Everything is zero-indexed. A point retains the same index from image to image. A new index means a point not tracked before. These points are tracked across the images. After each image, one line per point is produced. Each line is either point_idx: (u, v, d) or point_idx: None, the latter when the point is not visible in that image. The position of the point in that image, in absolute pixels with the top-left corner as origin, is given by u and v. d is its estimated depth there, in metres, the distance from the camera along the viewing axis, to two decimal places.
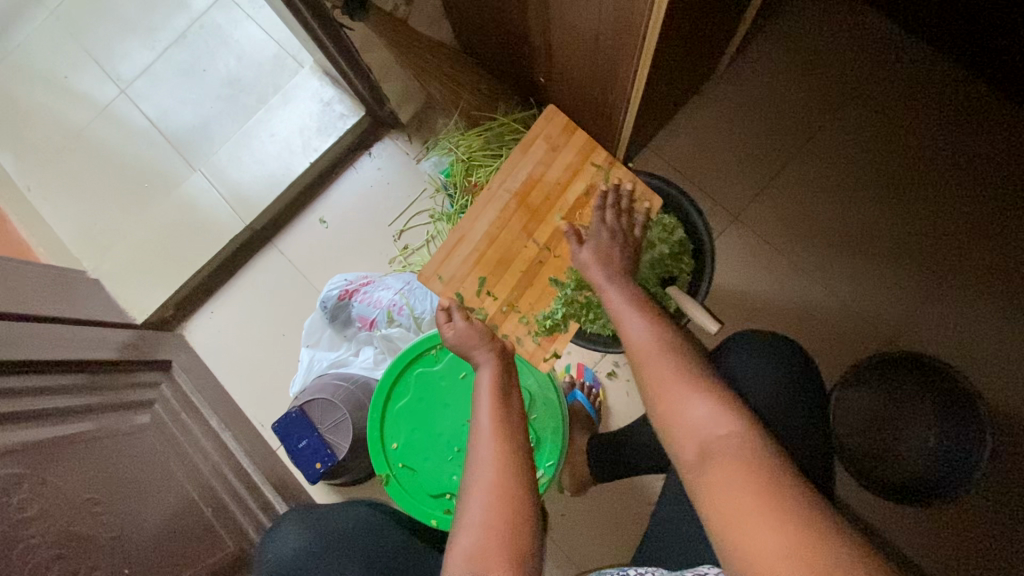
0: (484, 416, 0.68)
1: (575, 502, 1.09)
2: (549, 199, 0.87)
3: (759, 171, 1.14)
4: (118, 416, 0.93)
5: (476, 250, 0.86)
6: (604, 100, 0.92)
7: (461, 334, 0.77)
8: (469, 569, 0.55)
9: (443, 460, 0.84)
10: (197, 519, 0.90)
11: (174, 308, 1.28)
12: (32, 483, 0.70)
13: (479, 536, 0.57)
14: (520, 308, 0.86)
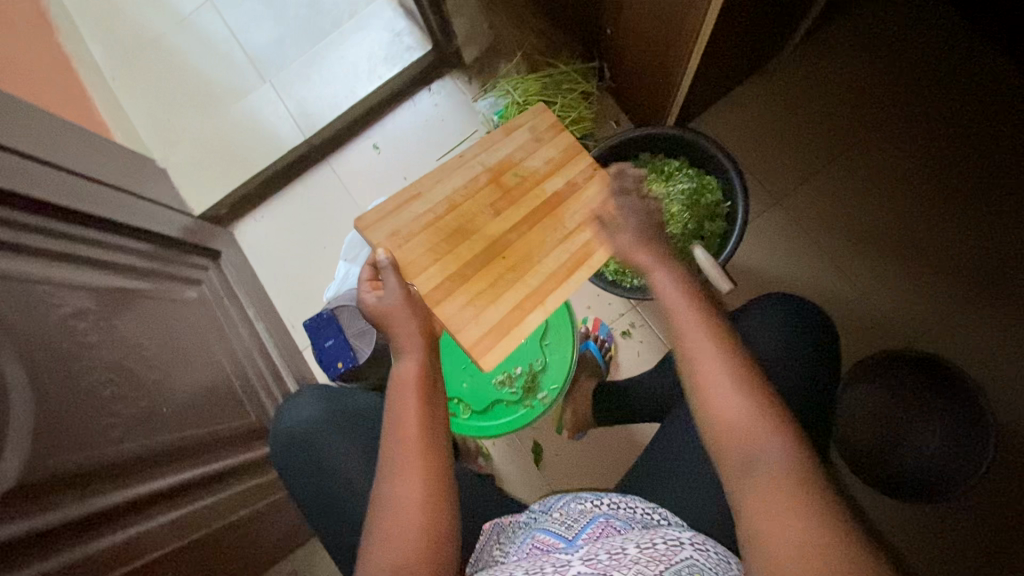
0: (410, 421, 0.67)
1: (569, 443, 1.15)
2: (523, 183, 0.85)
3: (810, 158, 1.14)
4: (172, 287, 1.02)
5: (431, 213, 0.82)
6: (664, 60, 0.93)
7: (392, 305, 0.74)
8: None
9: (458, 368, 0.88)
10: (226, 387, 0.99)
11: (228, 207, 1.37)
12: (95, 318, 0.79)
13: (395, 548, 0.60)
14: (462, 294, 0.79)
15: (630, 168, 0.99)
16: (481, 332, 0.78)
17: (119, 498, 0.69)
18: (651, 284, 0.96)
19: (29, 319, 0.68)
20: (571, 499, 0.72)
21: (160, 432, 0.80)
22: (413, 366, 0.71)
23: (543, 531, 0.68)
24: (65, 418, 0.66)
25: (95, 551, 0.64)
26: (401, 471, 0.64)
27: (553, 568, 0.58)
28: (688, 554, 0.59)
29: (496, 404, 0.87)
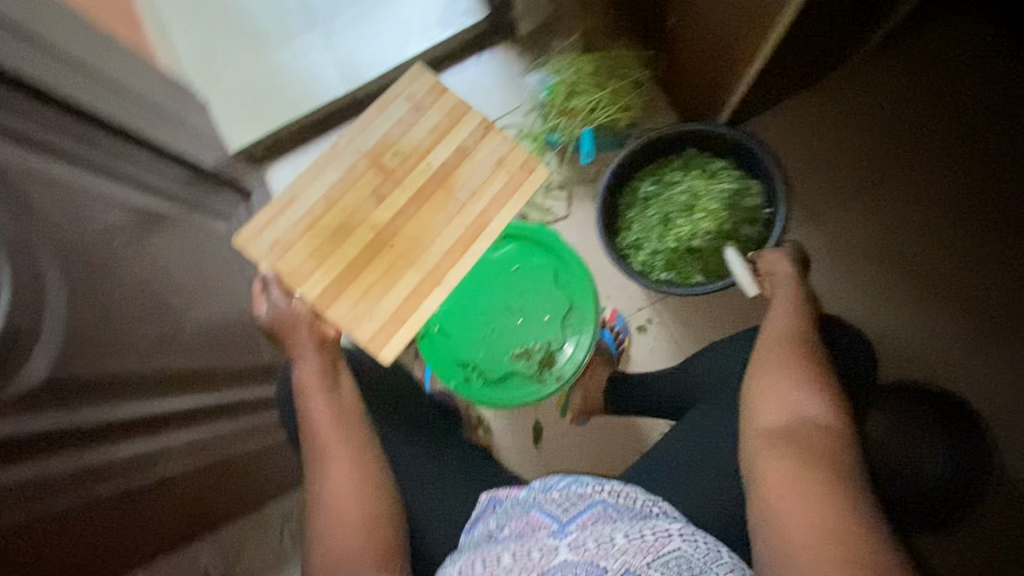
0: (319, 415, 0.71)
1: (570, 428, 1.16)
2: (405, 161, 0.84)
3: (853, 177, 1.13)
4: (202, 217, 1.03)
5: (309, 216, 0.82)
6: (725, 56, 0.91)
7: (293, 311, 0.76)
8: (337, 558, 0.65)
9: (476, 336, 0.88)
10: (246, 323, 1.01)
11: (264, 149, 1.37)
12: (131, 237, 0.80)
13: (331, 529, 0.66)
14: (354, 288, 0.80)
15: (670, 162, 0.99)
16: (373, 325, 0.79)
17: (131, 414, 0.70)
18: (680, 280, 0.95)
19: (63, 228, 0.68)
20: (572, 482, 0.71)
21: (183, 357, 0.81)
22: (311, 365, 0.74)
23: (538, 510, 0.68)
24: (94, 326, 0.67)
25: (98, 465, 0.66)
26: (323, 466, 0.69)
27: (539, 553, 0.61)
28: (676, 545, 0.60)
29: (512, 375, 0.87)
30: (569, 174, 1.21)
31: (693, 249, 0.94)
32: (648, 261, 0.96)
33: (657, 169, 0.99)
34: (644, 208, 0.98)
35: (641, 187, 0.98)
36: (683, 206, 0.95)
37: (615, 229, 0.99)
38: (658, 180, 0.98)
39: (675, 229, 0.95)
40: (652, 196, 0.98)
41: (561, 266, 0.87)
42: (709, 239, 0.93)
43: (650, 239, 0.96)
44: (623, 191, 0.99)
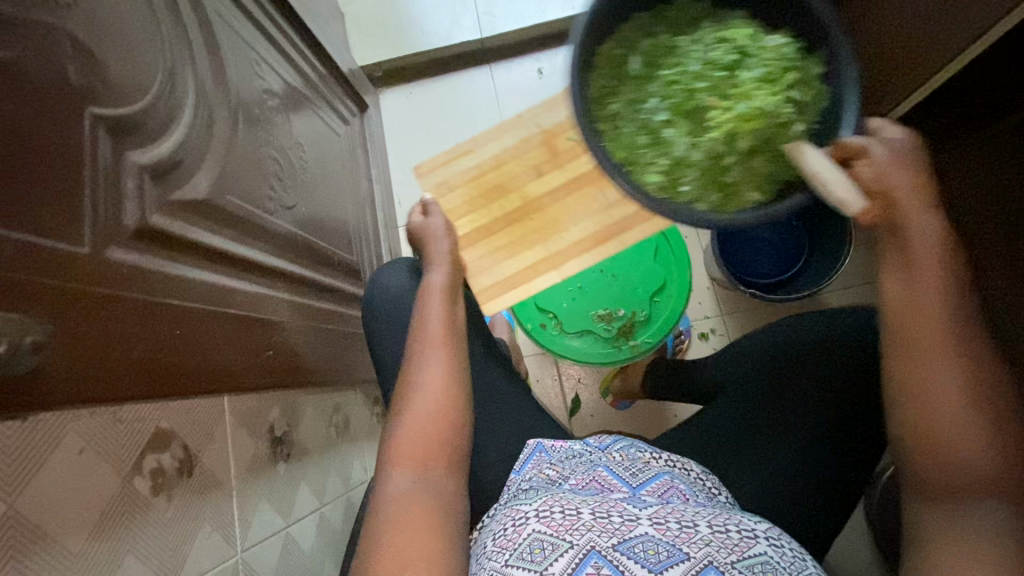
0: (436, 319, 0.69)
1: (610, 409, 1.17)
2: (577, 147, 0.81)
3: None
4: (328, 112, 1.05)
5: (477, 168, 0.83)
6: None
7: (433, 228, 0.77)
8: (406, 463, 0.60)
9: (563, 288, 0.89)
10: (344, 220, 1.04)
11: (385, 72, 1.41)
12: (277, 101, 0.83)
13: (414, 427, 0.62)
14: (491, 244, 0.83)
15: (673, 11, 0.58)
16: (490, 281, 0.83)
17: (237, 249, 0.65)
18: (724, 208, 0.55)
19: (233, 73, 0.71)
20: (630, 446, 0.71)
21: (299, 227, 0.82)
22: (441, 278, 0.73)
23: (606, 470, 0.66)
24: (240, 166, 0.70)
25: (231, 289, 0.62)
26: (423, 356, 0.66)
27: (620, 519, 0.54)
28: (763, 549, 0.52)
29: (589, 333, 0.89)
30: None
31: (746, 147, 0.54)
32: (671, 171, 0.56)
33: (664, 24, 0.58)
34: (638, 95, 0.58)
35: (642, 65, 0.58)
36: (717, 71, 0.55)
37: (606, 136, 0.58)
38: (669, 46, 0.57)
39: (700, 114, 0.55)
40: (661, 66, 0.57)
41: (663, 244, 0.89)
42: (764, 116, 0.53)
43: (671, 137, 0.56)
44: (609, 71, 0.58)
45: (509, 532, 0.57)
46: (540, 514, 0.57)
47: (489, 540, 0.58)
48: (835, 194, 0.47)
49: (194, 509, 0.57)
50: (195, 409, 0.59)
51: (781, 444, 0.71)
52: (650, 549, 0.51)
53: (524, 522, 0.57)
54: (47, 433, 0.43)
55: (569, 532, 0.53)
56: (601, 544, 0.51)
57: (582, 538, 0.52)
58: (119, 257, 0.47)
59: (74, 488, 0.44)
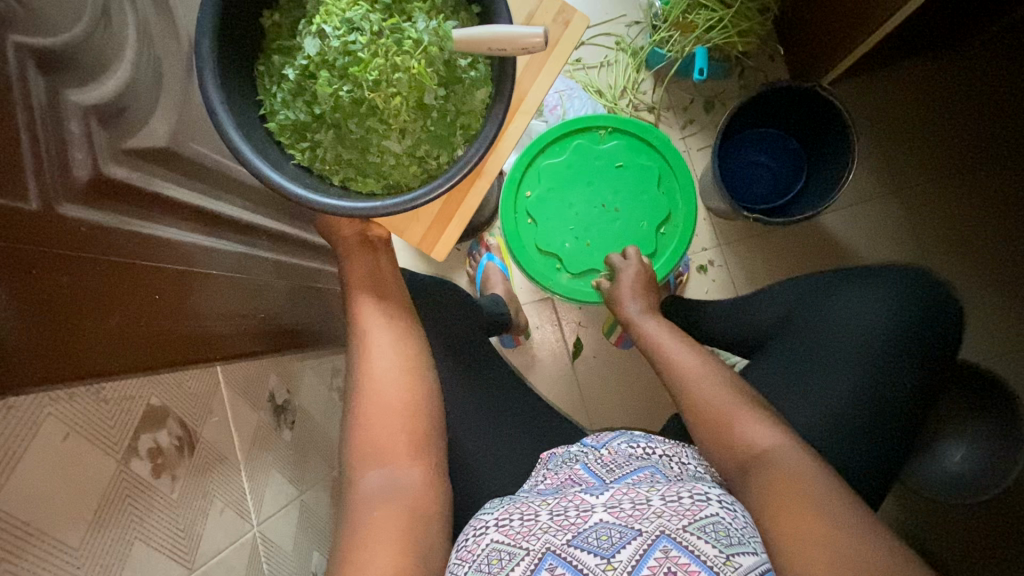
0: (375, 332, 0.60)
1: (613, 349, 1.15)
2: None
3: (937, 163, 1.02)
4: None
5: None
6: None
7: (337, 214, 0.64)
8: (380, 444, 0.55)
9: (567, 227, 0.85)
10: None
11: None
12: None
13: (371, 427, 0.56)
14: None
15: (271, 56, 0.49)
16: (419, 224, 0.62)
17: (208, 205, 0.58)
18: (468, 136, 0.51)
19: (177, 2, 0.60)
20: (625, 441, 0.65)
21: None
22: (360, 265, 0.63)
23: (583, 468, 0.61)
24: (199, 113, 0.61)
25: (204, 249, 0.55)
26: (366, 358, 0.59)
27: (576, 512, 0.52)
28: (714, 511, 0.50)
29: (595, 271, 0.85)
30: (662, 98, 1.14)
31: (431, 81, 0.48)
32: (424, 166, 0.51)
33: (279, 57, 0.49)
34: (339, 138, 0.50)
35: (303, 116, 0.49)
36: (345, 51, 0.46)
37: (351, 185, 0.51)
38: (300, 73, 0.48)
39: (388, 111, 0.48)
40: (316, 104, 0.48)
41: (666, 170, 0.85)
42: (422, 39, 0.47)
43: (393, 152, 0.50)
44: (293, 139, 0.50)
45: (469, 543, 0.54)
46: (499, 522, 0.53)
47: (452, 552, 0.54)
48: (519, 43, 0.45)
49: (201, 486, 0.53)
50: (187, 383, 0.53)
51: (828, 381, 0.68)
52: (603, 535, 0.48)
53: (483, 532, 0.53)
54: (24, 420, 0.37)
55: (526, 538, 0.50)
56: (556, 544, 0.49)
57: (537, 542, 0.49)
58: (74, 214, 0.40)
59: (64, 477, 0.40)
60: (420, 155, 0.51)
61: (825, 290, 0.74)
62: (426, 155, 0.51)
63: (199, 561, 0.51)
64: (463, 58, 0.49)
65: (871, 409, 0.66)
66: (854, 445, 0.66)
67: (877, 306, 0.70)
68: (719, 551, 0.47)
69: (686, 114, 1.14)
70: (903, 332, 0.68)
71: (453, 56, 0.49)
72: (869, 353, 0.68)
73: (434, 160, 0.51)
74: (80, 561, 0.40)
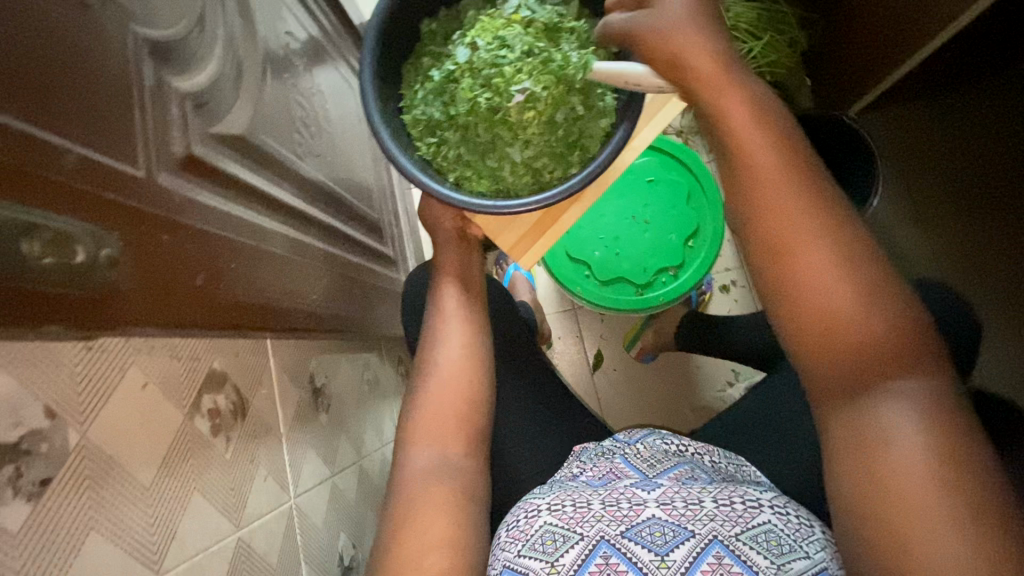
0: (451, 324, 0.64)
1: (634, 363, 1.17)
2: None
3: (958, 193, 1.05)
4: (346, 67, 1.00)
5: None
6: (900, 34, 0.88)
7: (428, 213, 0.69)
8: (420, 423, 0.58)
9: (596, 236, 0.89)
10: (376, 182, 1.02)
11: None
12: (299, 49, 0.78)
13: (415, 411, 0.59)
14: None
15: (422, 59, 0.56)
16: (519, 227, 0.62)
17: (273, 192, 0.62)
18: (587, 158, 0.54)
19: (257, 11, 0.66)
20: (656, 437, 0.67)
21: (328, 177, 0.80)
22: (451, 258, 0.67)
23: (623, 461, 0.63)
24: (269, 111, 0.66)
25: (269, 230, 0.59)
26: (433, 343, 0.63)
27: (628, 505, 0.53)
28: (766, 519, 0.52)
29: (622, 279, 0.88)
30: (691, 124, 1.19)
31: (565, 103, 0.52)
32: (538, 178, 0.55)
33: (429, 60, 0.55)
34: (464, 140, 0.54)
35: (438, 114, 0.54)
36: (492, 62, 0.52)
37: (464, 183, 0.55)
38: (445, 76, 0.54)
39: (518, 124, 0.53)
40: (452, 106, 0.53)
41: (695, 186, 0.89)
42: (566, 65, 0.52)
43: (513, 160, 0.54)
44: (423, 133, 0.55)
45: (521, 524, 0.56)
46: (552, 507, 0.55)
47: (502, 530, 0.57)
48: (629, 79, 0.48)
49: (249, 452, 0.56)
50: (243, 353, 0.57)
51: None
52: (656, 531, 0.50)
53: (536, 514, 0.55)
54: (111, 360, 0.41)
55: (580, 524, 0.52)
56: (610, 534, 0.51)
57: (592, 530, 0.51)
58: (169, 183, 0.44)
59: (141, 421, 0.43)
60: (536, 167, 0.54)
61: None
62: (546, 168, 0.54)
63: (245, 523, 0.53)
64: (596, 86, 0.53)
65: None
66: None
67: None
68: (771, 562, 0.48)
69: None
70: None
71: (592, 85, 0.53)
72: None
73: (551, 174, 0.54)
74: (147, 502, 0.43)
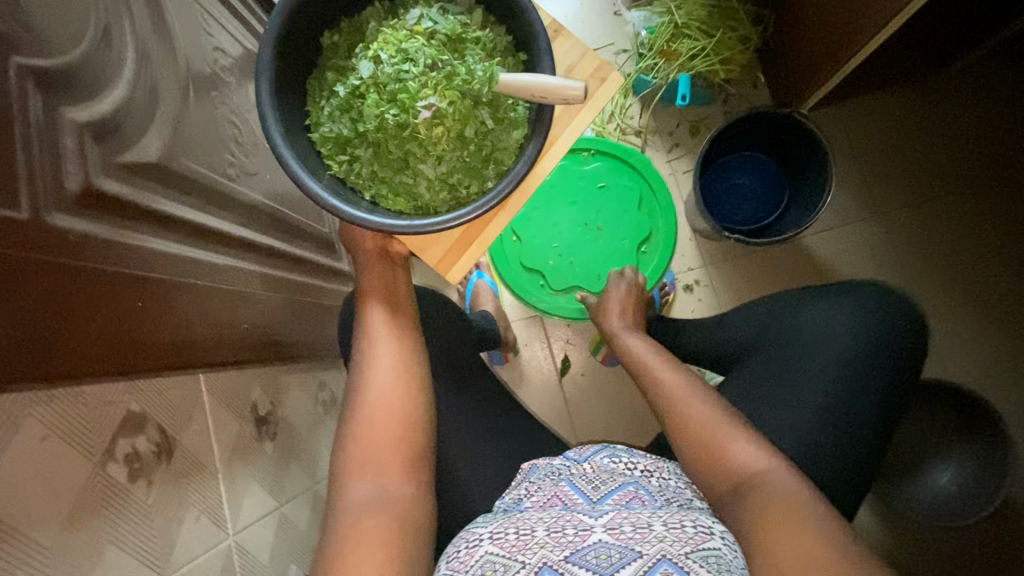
0: (384, 348, 0.62)
1: (601, 367, 1.16)
2: None
3: (911, 186, 1.05)
4: None
5: None
6: (846, 30, 0.88)
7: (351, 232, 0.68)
8: (355, 453, 0.57)
9: (549, 245, 0.88)
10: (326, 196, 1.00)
11: None
12: (229, 65, 0.75)
13: (355, 441, 0.58)
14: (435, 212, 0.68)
15: (326, 74, 0.54)
16: (443, 242, 0.62)
17: (198, 220, 0.60)
18: (502, 170, 0.53)
19: (178, 28, 0.64)
20: (607, 455, 0.65)
21: (267, 197, 0.77)
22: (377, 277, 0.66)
23: (569, 484, 0.61)
24: (193, 133, 0.63)
25: (192, 261, 0.57)
26: (368, 369, 0.61)
27: (574, 530, 0.52)
28: (716, 544, 0.50)
29: (579, 288, 0.87)
30: (649, 123, 1.17)
31: (475, 116, 0.52)
32: (454, 193, 0.53)
33: (333, 75, 0.53)
34: (377, 156, 0.53)
35: (346, 131, 0.52)
36: (396, 77, 0.50)
37: (380, 202, 0.54)
38: (350, 91, 0.52)
39: (429, 139, 0.52)
40: (361, 122, 0.52)
41: (648, 192, 0.88)
42: (472, 77, 0.51)
43: (427, 176, 0.53)
44: (334, 151, 0.53)
45: (462, 554, 0.53)
46: (494, 535, 0.53)
47: (441, 563, 0.54)
48: (561, 92, 0.47)
49: (177, 494, 0.53)
50: (168, 391, 0.54)
51: (799, 397, 0.69)
52: (602, 554, 0.48)
53: (477, 544, 0.53)
54: (4, 417, 0.38)
55: (522, 551, 0.50)
56: (553, 559, 0.48)
57: (534, 556, 0.49)
58: (63, 223, 0.42)
59: (40, 477, 0.41)
60: (452, 182, 0.53)
61: (792, 309, 0.75)
62: (461, 183, 0.53)
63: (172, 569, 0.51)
64: (506, 98, 0.52)
65: (846, 424, 0.67)
66: (827, 462, 0.66)
67: (843, 326, 0.71)
68: None
69: (671, 138, 1.17)
70: (871, 350, 0.69)
71: (500, 95, 0.52)
72: (839, 371, 0.69)
73: (466, 189, 0.53)
74: (48, 562, 0.41)
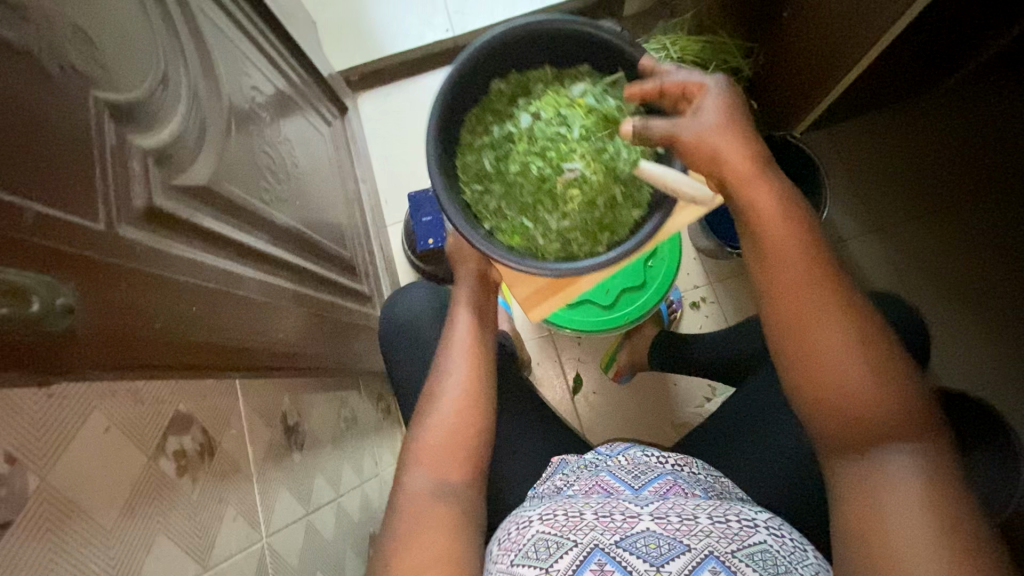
0: (462, 360, 0.63)
1: (613, 385, 1.18)
2: None
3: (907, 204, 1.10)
4: (314, 115, 1.04)
5: None
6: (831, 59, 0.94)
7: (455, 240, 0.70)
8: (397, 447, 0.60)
9: None
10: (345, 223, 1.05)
11: (365, 74, 1.34)
12: (262, 101, 0.82)
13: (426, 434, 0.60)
14: None
15: (484, 114, 0.59)
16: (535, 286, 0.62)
17: (239, 238, 0.65)
18: (616, 238, 0.57)
19: (221, 70, 0.70)
20: (638, 450, 0.68)
21: (295, 221, 0.82)
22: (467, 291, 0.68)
23: (608, 474, 0.64)
24: (233, 162, 0.69)
25: (235, 274, 0.62)
26: (443, 373, 0.63)
27: (623, 517, 0.53)
28: (762, 539, 0.51)
29: (587, 300, 0.92)
30: None
31: (609, 190, 0.57)
32: (566, 248, 0.58)
33: (492, 116, 0.59)
34: (507, 194, 0.59)
35: (488, 166, 0.59)
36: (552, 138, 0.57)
37: (495, 232, 0.58)
38: (506, 135, 0.59)
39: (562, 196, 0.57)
40: (505, 163, 0.58)
41: None
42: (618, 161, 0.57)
43: (548, 227, 0.58)
44: (470, 178, 0.59)
45: (512, 535, 0.56)
46: (544, 516, 0.55)
47: (494, 544, 0.57)
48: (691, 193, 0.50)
49: (217, 493, 0.56)
50: (209, 395, 0.58)
51: None
52: (651, 542, 0.50)
53: (528, 524, 0.56)
54: (75, 409, 0.43)
55: (574, 532, 0.52)
56: (604, 542, 0.50)
57: (586, 537, 0.51)
58: (131, 235, 0.47)
59: (103, 464, 0.44)
60: (567, 238, 0.58)
61: None
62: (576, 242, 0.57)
63: (213, 563, 0.54)
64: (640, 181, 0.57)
65: None
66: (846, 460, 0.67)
67: None
68: None
69: None
70: None
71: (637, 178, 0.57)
72: None
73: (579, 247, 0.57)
74: (108, 543, 0.44)
